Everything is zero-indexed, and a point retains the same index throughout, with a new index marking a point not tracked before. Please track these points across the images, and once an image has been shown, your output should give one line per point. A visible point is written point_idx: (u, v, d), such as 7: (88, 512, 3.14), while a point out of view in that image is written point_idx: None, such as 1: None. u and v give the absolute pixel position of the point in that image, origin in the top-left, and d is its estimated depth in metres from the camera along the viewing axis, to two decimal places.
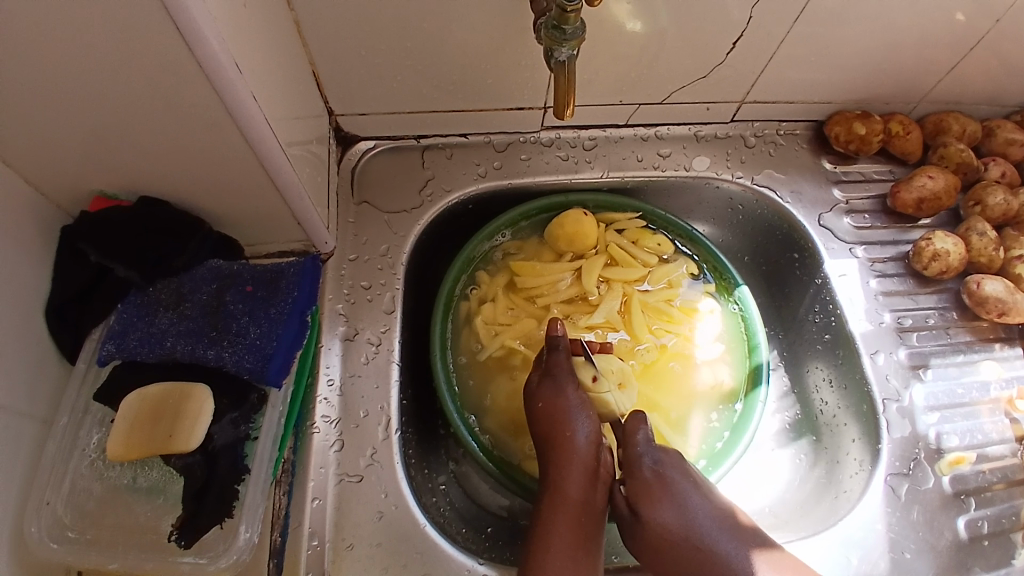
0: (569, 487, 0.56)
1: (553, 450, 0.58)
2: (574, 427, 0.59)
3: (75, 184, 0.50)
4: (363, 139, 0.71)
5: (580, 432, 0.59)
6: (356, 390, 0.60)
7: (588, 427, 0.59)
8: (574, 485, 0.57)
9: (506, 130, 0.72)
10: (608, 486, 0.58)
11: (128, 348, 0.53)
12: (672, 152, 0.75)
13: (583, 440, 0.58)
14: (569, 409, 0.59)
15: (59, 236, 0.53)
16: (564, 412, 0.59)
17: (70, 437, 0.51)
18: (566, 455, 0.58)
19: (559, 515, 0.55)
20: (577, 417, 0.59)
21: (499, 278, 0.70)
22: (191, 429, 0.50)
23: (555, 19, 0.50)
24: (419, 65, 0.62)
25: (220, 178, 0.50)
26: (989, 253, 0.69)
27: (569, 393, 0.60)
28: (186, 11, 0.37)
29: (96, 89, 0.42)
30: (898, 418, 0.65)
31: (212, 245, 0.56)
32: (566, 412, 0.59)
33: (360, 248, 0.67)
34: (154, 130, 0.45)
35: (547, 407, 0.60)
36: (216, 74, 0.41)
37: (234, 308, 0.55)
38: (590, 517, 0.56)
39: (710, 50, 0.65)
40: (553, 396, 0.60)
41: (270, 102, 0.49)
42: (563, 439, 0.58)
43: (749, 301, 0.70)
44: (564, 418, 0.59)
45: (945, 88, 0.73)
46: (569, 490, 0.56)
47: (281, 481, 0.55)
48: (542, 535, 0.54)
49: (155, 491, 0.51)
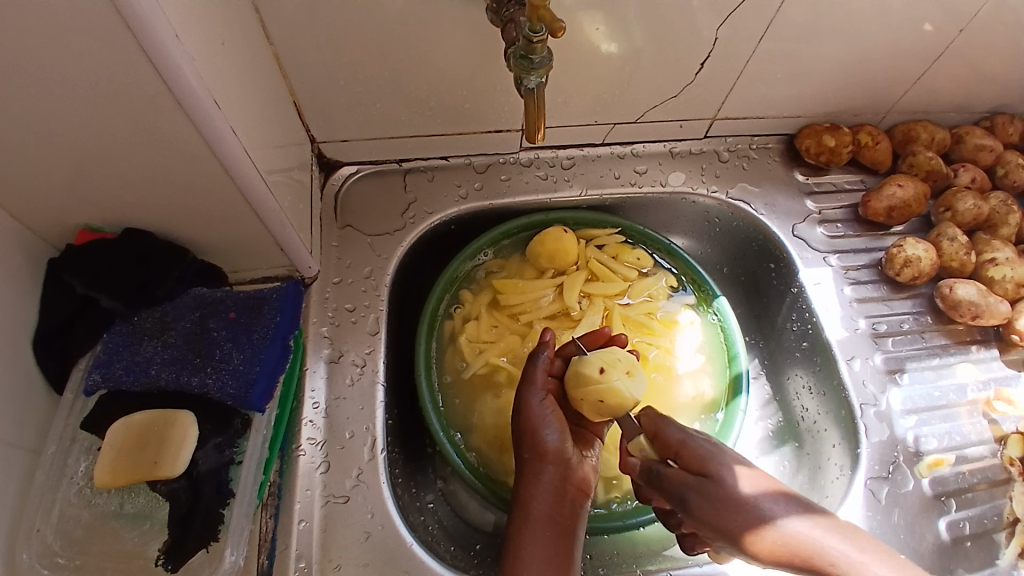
0: (539, 504, 0.57)
1: (524, 466, 0.59)
2: (545, 444, 0.58)
3: (61, 218, 0.52)
4: (345, 165, 0.73)
5: (550, 450, 0.58)
6: (340, 412, 0.61)
7: (557, 444, 0.58)
8: (543, 501, 0.57)
9: (485, 151, 0.74)
10: (583, 501, 0.58)
11: (114, 377, 0.54)
12: (649, 168, 0.77)
13: (552, 458, 0.58)
14: (539, 428, 0.58)
15: (45, 269, 0.54)
16: (533, 430, 0.59)
17: (58, 465, 0.52)
18: (536, 472, 0.58)
19: (528, 532, 0.56)
20: (547, 435, 0.58)
21: (482, 296, 0.71)
22: (177, 456, 0.51)
23: (523, 49, 0.52)
24: (398, 92, 0.64)
25: (204, 208, 0.52)
26: (960, 257, 0.71)
27: (539, 410, 0.59)
28: (167, 51, 0.39)
29: (79, 125, 0.43)
30: (877, 422, 0.66)
31: (195, 271, 0.57)
32: (536, 429, 0.59)
33: (344, 271, 0.68)
34: (138, 164, 0.47)
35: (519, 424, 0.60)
36: (196, 108, 0.43)
37: (218, 335, 0.57)
38: (561, 530, 0.57)
39: (680, 69, 0.67)
40: (525, 413, 0.59)
41: (251, 133, 0.50)
42: (533, 456, 0.58)
43: (728, 311, 0.72)
44: (534, 436, 0.59)
45: (911, 98, 0.75)
46: (538, 505, 0.57)
47: (267, 504, 0.55)
48: (512, 550, 0.56)
49: (142, 517, 0.51)
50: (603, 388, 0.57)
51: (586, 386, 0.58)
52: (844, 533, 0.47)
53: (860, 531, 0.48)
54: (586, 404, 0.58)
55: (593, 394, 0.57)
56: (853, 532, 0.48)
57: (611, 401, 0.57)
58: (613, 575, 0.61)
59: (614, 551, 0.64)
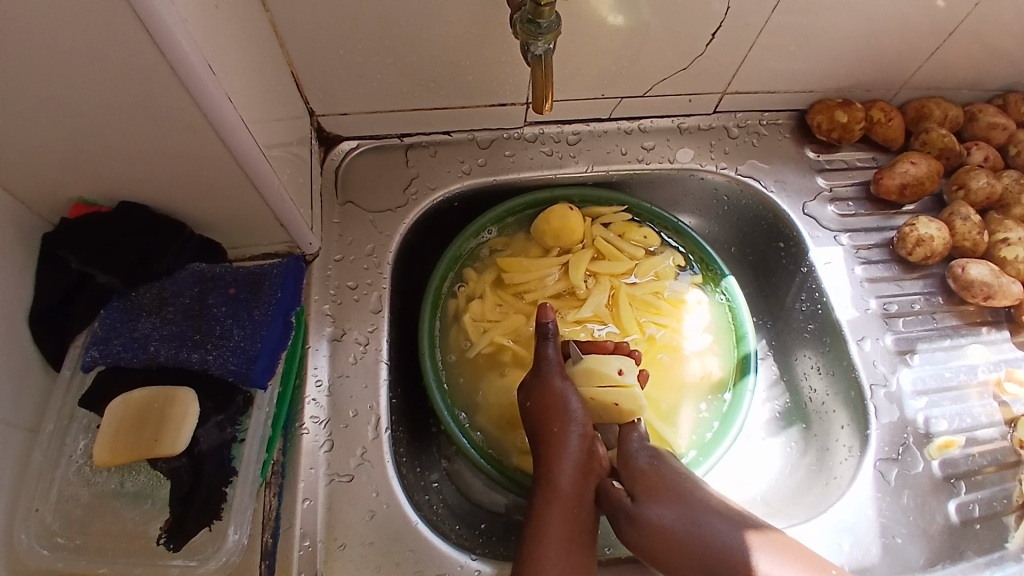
0: (564, 481, 0.56)
1: (548, 444, 0.58)
2: (571, 420, 0.58)
3: (53, 191, 0.50)
4: (346, 139, 0.71)
5: (574, 426, 0.58)
6: (344, 390, 0.60)
7: (582, 420, 0.58)
8: (569, 478, 0.56)
9: (489, 126, 0.72)
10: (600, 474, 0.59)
11: (112, 354, 0.53)
12: (657, 145, 0.75)
13: (577, 434, 0.58)
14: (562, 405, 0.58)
15: (40, 243, 0.53)
16: (556, 408, 0.58)
17: (57, 444, 0.51)
18: (562, 448, 0.57)
19: (550, 511, 0.55)
20: (574, 411, 0.58)
21: (486, 275, 0.70)
22: (177, 433, 0.50)
23: (530, 13, 0.50)
24: (400, 63, 0.62)
25: (200, 182, 0.50)
26: (973, 237, 0.70)
27: (561, 386, 0.59)
28: (157, 14, 0.37)
29: (69, 94, 0.41)
30: (887, 403, 0.65)
31: (194, 247, 0.56)
32: (562, 405, 0.58)
33: (346, 248, 0.67)
34: (131, 134, 0.45)
35: (544, 400, 0.58)
36: (190, 76, 0.41)
37: (218, 311, 0.55)
38: (580, 509, 0.56)
39: (690, 42, 0.65)
40: (549, 389, 0.58)
41: (247, 103, 0.49)
42: (560, 432, 0.57)
43: (736, 291, 0.71)
44: (560, 412, 0.58)
45: (926, 73, 0.73)
46: (560, 483, 0.56)
47: (271, 483, 0.54)
48: (537, 528, 0.54)
49: (142, 495, 0.51)
50: (623, 395, 0.59)
51: (603, 388, 0.59)
52: (780, 552, 0.51)
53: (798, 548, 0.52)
54: (590, 404, 0.60)
55: (609, 397, 0.59)
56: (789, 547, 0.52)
57: (623, 407, 0.60)
58: (620, 554, 0.60)
59: None
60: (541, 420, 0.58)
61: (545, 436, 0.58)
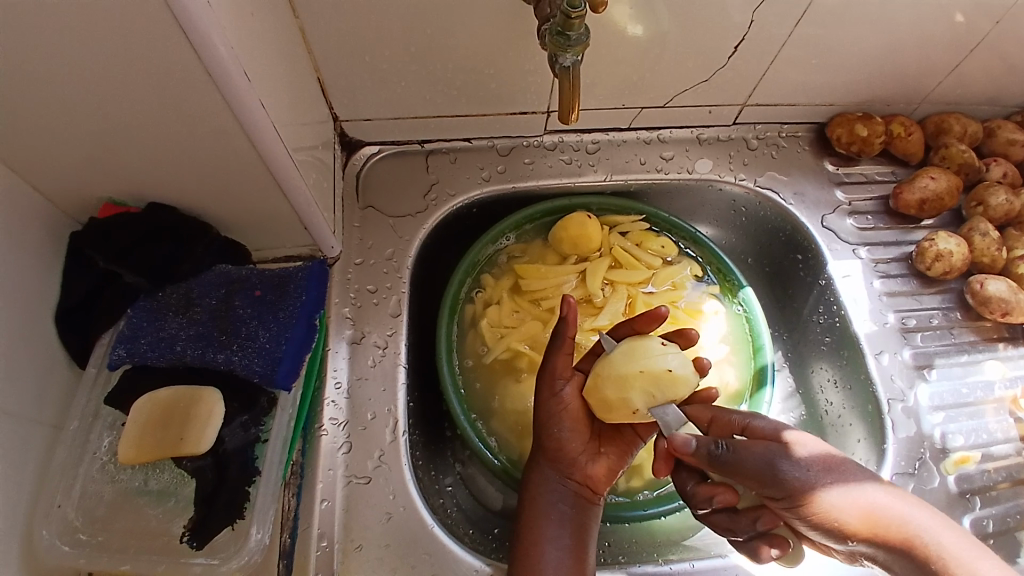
0: (551, 498, 0.56)
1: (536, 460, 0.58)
2: (557, 441, 0.57)
3: (85, 191, 0.51)
4: (368, 144, 0.72)
5: (561, 448, 0.57)
6: (363, 392, 0.60)
7: (569, 444, 0.57)
8: (554, 496, 0.56)
9: (509, 134, 0.73)
10: (592, 499, 0.57)
11: (138, 352, 0.54)
12: (675, 155, 0.76)
13: (563, 455, 0.57)
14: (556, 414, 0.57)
15: (69, 242, 0.53)
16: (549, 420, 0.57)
17: (81, 440, 0.52)
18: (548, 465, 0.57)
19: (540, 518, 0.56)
20: (559, 432, 0.57)
21: (503, 281, 0.71)
22: (201, 432, 0.50)
23: (560, 25, 0.50)
24: (424, 70, 0.63)
25: (227, 184, 0.51)
26: (991, 253, 0.70)
27: (558, 398, 0.57)
28: (195, 19, 0.38)
29: (107, 96, 0.42)
30: (904, 417, 0.65)
31: (219, 248, 0.56)
32: (548, 424, 0.57)
33: (366, 252, 0.67)
34: (164, 136, 0.46)
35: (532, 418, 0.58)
36: (225, 80, 0.42)
37: (243, 312, 0.56)
38: (575, 517, 0.56)
39: (711, 54, 0.65)
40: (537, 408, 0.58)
41: (277, 108, 0.49)
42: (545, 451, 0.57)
43: (753, 302, 0.71)
44: (547, 430, 0.57)
45: (946, 89, 0.74)
46: (550, 491, 0.57)
47: (289, 483, 0.55)
48: (527, 534, 0.55)
49: (166, 494, 0.51)
50: (672, 359, 0.53)
51: (649, 357, 0.54)
52: (921, 507, 0.48)
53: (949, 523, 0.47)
54: (641, 380, 0.53)
55: (658, 364, 0.53)
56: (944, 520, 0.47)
57: (677, 375, 0.53)
58: (633, 562, 0.60)
59: (632, 539, 0.64)
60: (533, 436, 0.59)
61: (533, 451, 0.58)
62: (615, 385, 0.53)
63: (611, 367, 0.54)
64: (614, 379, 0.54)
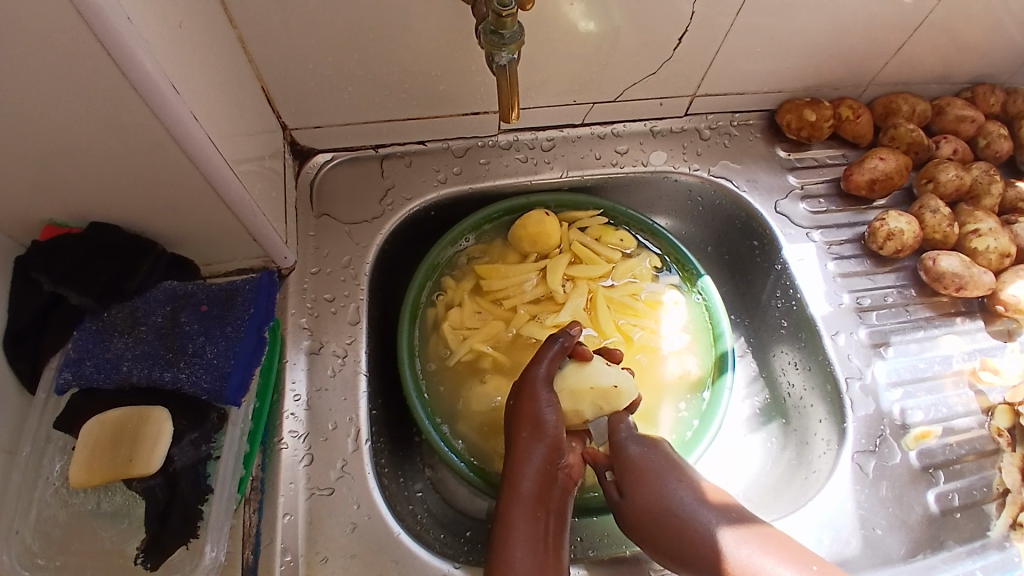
0: (531, 485, 0.56)
1: (517, 447, 0.57)
2: (543, 425, 0.57)
3: (21, 215, 0.50)
4: (319, 152, 0.71)
5: (547, 433, 0.57)
6: (323, 403, 0.60)
7: (555, 429, 0.58)
8: (535, 482, 0.56)
9: (463, 135, 0.73)
10: (570, 487, 0.58)
11: (85, 375, 0.52)
12: (630, 148, 0.76)
13: (548, 440, 0.57)
14: (537, 409, 0.58)
15: (12, 266, 0.52)
16: (531, 413, 0.58)
17: (34, 466, 0.50)
18: (530, 450, 0.57)
19: (517, 512, 0.55)
20: (539, 426, 0.57)
21: (464, 283, 0.71)
22: (152, 450, 0.49)
23: (493, 24, 0.50)
24: (372, 75, 0.63)
25: (171, 200, 0.50)
26: (943, 229, 0.71)
27: (540, 398, 0.58)
28: (116, 35, 0.38)
29: (34, 115, 0.41)
30: (862, 395, 0.66)
31: (166, 264, 0.56)
32: (535, 410, 0.58)
33: (322, 261, 0.67)
34: (100, 154, 0.45)
35: (519, 404, 0.59)
36: (153, 96, 0.42)
37: (190, 328, 0.55)
38: (548, 513, 0.56)
39: (659, 46, 0.66)
40: (522, 394, 0.59)
41: (215, 120, 0.49)
42: (531, 438, 0.57)
43: (712, 290, 0.72)
44: (534, 415, 0.58)
45: (892, 70, 0.75)
46: (524, 486, 0.56)
47: (250, 499, 0.55)
48: (503, 530, 0.54)
49: (119, 515, 0.50)
50: (617, 375, 0.60)
51: (596, 374, 0.60)
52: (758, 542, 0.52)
53: (786, 541, 0.53)
54: (591, 395, 0.60)
55: (605, 381, 0.60)
56: (779, 541, 0.52)
57: (621, 389, 0.60)
58: (603, 556, 0.59)
59: (604, 533, 0.63)
60: (516, 423, 0.58)
61: (514, 438, 0.58)
62: (567, 399, 0.60)
63: (563, 383, 0.60)
64: (566, 393, 0.60)
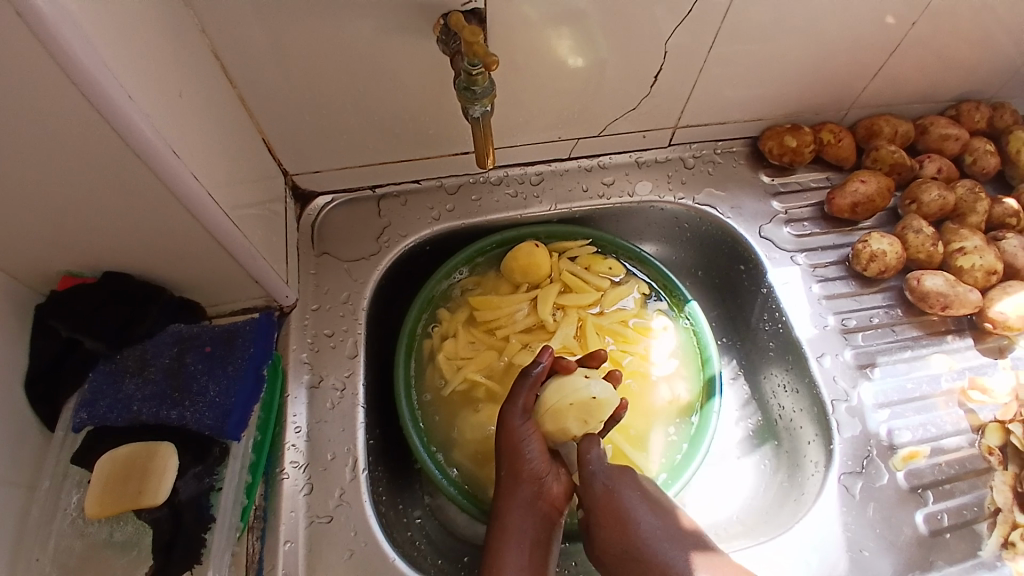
0: (518, 518, 0.58)
1: (505, 482, 0.60)
2: (527, 458, 0.60)
3: (42, 268, 0.54)
4: (319, 195, 0.75)
5: (530, 466, 0.60)
6: (323, 434, 0.63)
7: (538, 461, 0.60)
8: (523, 515, 0.58)
9: (455, 173, 0.77)
10: (557, 515, 0.60)
11: (98, 415, 0.56)
12: (616, 179, 0.79)
13: (531, 472, 0.59)
14: (520, 444, 0.60)
15: (33, 314, 0.56)
16: (515, 448, 0.60)
17: (53, 498, 0.54)
18: (517, 482, 0.59)
19: (505, 545, 0.57)
20: (525, 457, 0.60)
21: (458, 314, 0.73)
22: (158, 484, 0.53)
23: (465, 81, 0.53)
24: (367, 121, 0.67)
25: (178, 248, 0.55)
26: (927, 249, 0.71)
27: (522, 432, 0.61)
28: (120, 112, 0.42)
29: (53, 180, 0.46)
30: (849, 417, 0.66)
31: (174, 308, 0.60)
32: (519, 443, 0.60)
33: (322, 298, 0.71)
34: (113, 210, 0.49)
35: (504, 438, 0.61)
36: (157, 160, 0.46)
37: (195, 368, 0.59)
38: (535, 543, 0.58)
39: (637, 81, 0.69)
40: (507, 431, 0.61)
41: (215, 175, 0.53)
42: (515, 472, 0.60)
43: (700, 315, 0.74)
44: (518, 449, 0.60)
45: (871, 93, 0.77)
46: (513, 520, 0.58)
47: (253, 526, 0.58)
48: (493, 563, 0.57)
49: (130, 544, 0.53)
50: (595, 388, 0.62)
51: (575, 390, 0.62)
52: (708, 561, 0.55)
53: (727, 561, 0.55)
54: (572, 411, 0.61)
55: (585, 394, 0.62)
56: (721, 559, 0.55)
57: (601, 399, 0.62)
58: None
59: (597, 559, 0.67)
60: (502, 457, 0.61)
61: (501, 473, 0.60)
62: (550, 419, 0.62)
63: (544, 404, 0.62)
64: (549, 414, 0.62)
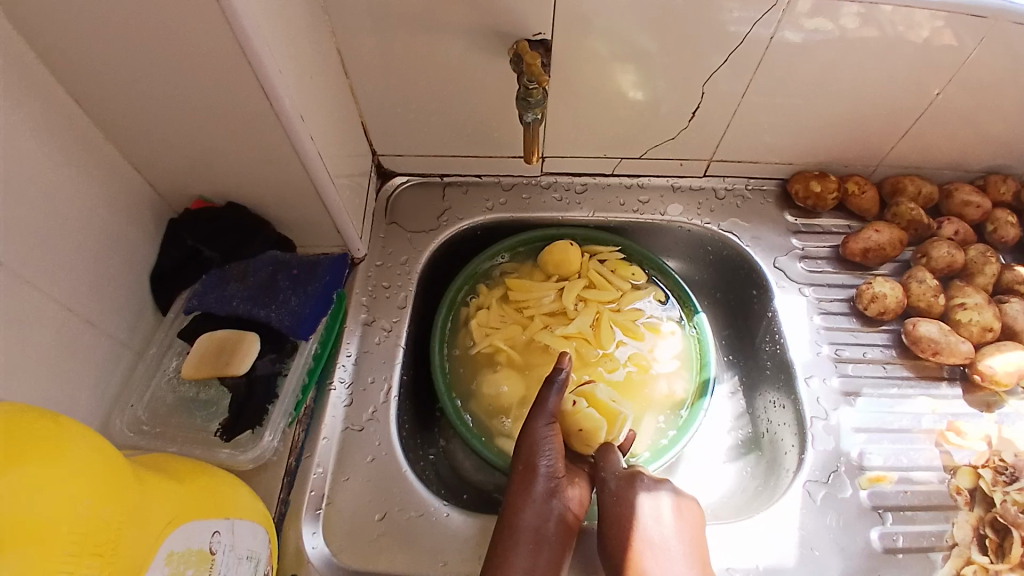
0: (531, 512, 0.64)
1: (521, 478, 0.67)
2: (543, 458, 0.67)
3: (183, 191, 0.71)
4: (398, 175, 0.90)
5: (545, 466, 0.67)
6: (367, 363, 0.76)
7: (553, 463, 0.67)
8: (535, 509, 0.64)
9: (512, 173, 0.90)
10: (568, 518, 0.65)
11: (206, 303, 0.71)
12: (651, 199, 0.89)
13: (545, 472, 0.67)
14: (539, 446, 0.68)
15: (166, 226, 0.73)
16: (533, 447, 0.68)
17: (156, 362, 0.70)
18: (531, 480, 0.66)
19: (516, 536, 0.63)
20: (541, 458, 0.67)
21: (494, 290, 0.86)
22: (242, 360, 0.67)
23: (523, 93, 0.67)
24: (446, 119, 0.81)
25: (284, 193, 0.70)
26: (927, 299, 0.77)
27: (541, 434, 0.68)
28: (272, 85, 0.57)
29: (206, 124, 0.62)
30: (824, 433, 0.73)
31: (274, 240, 0.76)
32: (537, 445, 0.68)
33: (386, 257, 0.85)
34: (242, 153, 0.65)
35: (523, 440, 0.69)
36: (288, 123, 0.61)
37: (283, 283, 0.74)
38: (543, 539, 0.63)
39: (678, 115, 0.80)
40: (528, 432, 0.69)
41: (324, 141, 0.68)
42: (532, 470, 0.67)
43: (705, 325, 0.83)
44: (536, 449, 0.68)
45: (899, 153, 0.84)
46: (526, 514, 0.64)
47: (301, 420, 0.71)
48: (503, 548, 0.62)
49: (210, 404, 0.69)
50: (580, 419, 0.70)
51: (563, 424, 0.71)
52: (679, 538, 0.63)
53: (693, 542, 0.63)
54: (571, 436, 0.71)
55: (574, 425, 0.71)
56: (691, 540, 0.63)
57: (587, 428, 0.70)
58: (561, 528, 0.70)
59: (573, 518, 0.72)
60: (517, 459, 0.68)
61: (517, 470, 0.67)
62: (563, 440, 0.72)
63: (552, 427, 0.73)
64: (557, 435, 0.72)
